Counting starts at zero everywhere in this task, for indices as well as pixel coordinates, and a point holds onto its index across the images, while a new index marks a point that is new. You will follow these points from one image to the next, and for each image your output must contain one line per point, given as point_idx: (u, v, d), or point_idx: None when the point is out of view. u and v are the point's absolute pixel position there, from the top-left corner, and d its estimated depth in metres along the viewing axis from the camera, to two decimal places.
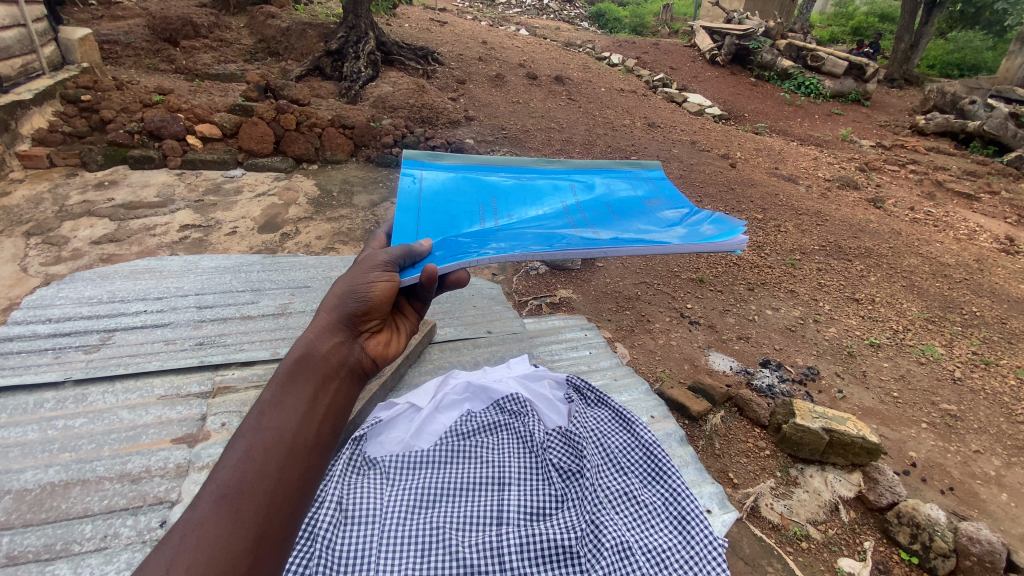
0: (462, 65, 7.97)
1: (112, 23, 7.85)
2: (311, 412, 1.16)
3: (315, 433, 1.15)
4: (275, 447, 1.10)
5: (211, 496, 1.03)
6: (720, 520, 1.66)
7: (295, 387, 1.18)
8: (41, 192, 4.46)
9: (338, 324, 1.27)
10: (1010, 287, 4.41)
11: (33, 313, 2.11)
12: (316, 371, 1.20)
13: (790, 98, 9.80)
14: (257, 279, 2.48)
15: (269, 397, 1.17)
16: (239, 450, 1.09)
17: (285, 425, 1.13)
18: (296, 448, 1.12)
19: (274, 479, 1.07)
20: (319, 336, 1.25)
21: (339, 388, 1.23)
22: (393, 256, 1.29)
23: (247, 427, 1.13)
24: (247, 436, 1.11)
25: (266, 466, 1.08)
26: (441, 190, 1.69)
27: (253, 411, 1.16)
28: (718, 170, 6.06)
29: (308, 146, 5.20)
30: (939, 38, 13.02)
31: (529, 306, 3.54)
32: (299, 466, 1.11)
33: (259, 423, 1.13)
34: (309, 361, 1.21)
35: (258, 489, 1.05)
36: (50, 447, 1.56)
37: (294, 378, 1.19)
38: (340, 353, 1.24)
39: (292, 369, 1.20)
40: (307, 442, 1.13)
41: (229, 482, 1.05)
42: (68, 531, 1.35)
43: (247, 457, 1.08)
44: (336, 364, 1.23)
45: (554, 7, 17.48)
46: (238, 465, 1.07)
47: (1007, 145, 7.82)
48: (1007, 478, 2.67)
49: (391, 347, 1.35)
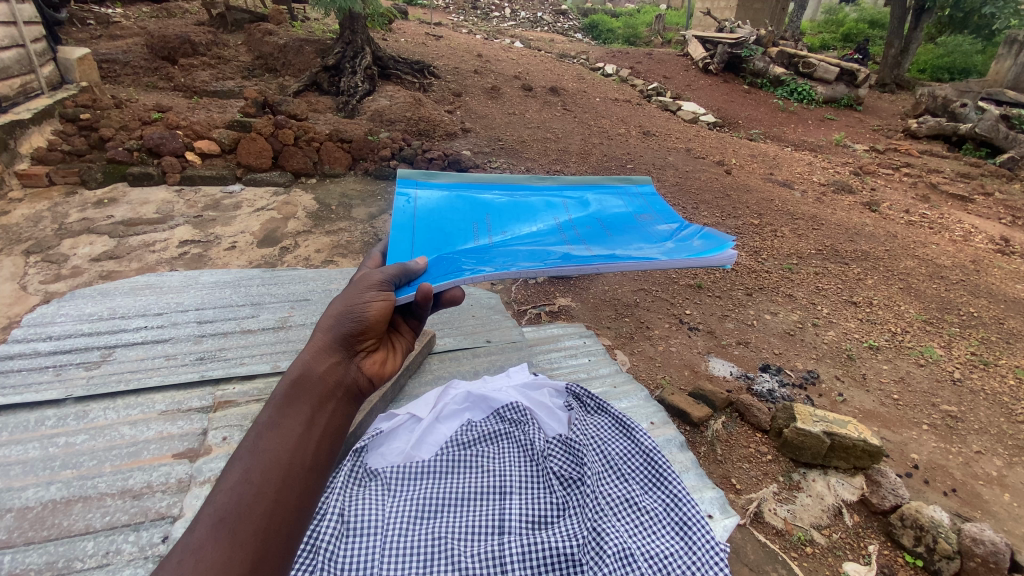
0: (458, 77, 8.06)
1: (110, 42, 7.94)
2: (309, 432, 1.17)
3: (313, 452, 1.16)
4: (272, 469, 1.11)
5: (209, 520, 1.03)
6: (721, 525, 1.66)
7: (294, 407, 1.19)
8: (41, 211, 4.48)
9: (335, 345, 1.28)
10: (1007, 288, 4.43)
11: (33, 331, 2.12)
12: (314, 391, 1.22)
13: (783, 104, 9.90)
14: (257, 293, 2.49)
15: (267, 418, 1.18)
16: (237, 472, 1.10)
17: (283, 445, 1.14)
18: (294, 469, 1.12)
19: (271, 500, 1.08)
20: (316, 357, 1.26)
21: (336, 408, 1.23)
22: (388, 276, 1.32)
23: (246, 449, 1.14)
24: (245, 458, 1.12)
25: (264, 488, 1.09)
26: (436, 208, 1.71)
27: (252, 430, 1.17)
28: (713, 177, 6.11)
29: (306, 160, 5.25)
30: (930, 43, 13.15)
31: (528, 315, 3.56)
32: (297, 486, 1.11)
33: (257, 446, 1.14)
34: (306, 383, 1.22)
35: (256, 510, 1.05)
36: (51, 465, 1.57)
37: (292, 399, 1.20)
38: (336, 374, 1.26)
39: (290, 390, 1.21)
40: (305, 463, 1.14)
41: (227, 505, 1.05)
42: (70, 549, 1.35)
43: (245, 479, 1.09)
44: (333, 384, 1.24)
45: (548, 19, 17.79)
46: (236, 489, 1.08)
47: (999, 147, 7.88)
48: (1009, 478, 2.67)
49: (387, 366, 1.37)
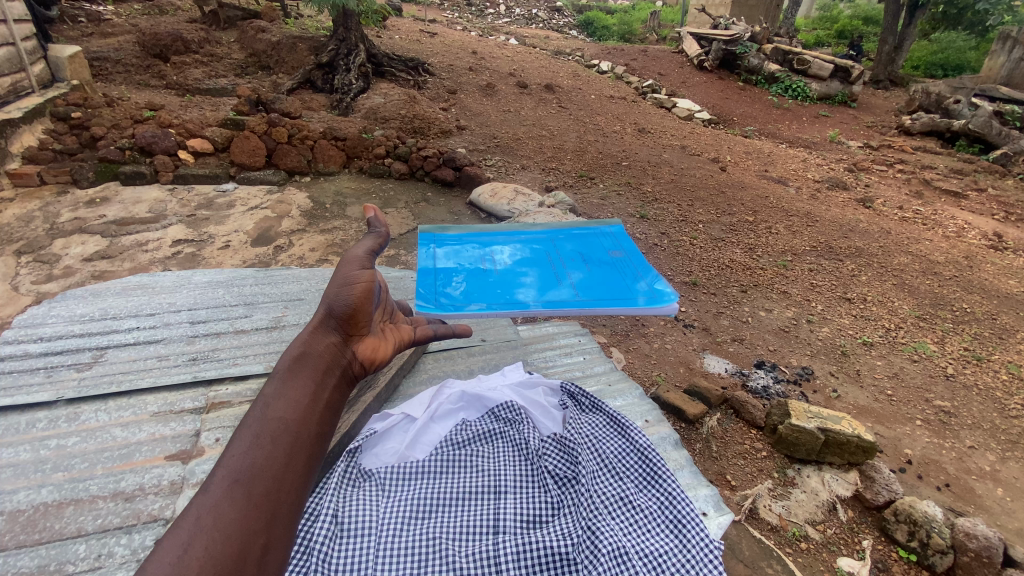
0: (452, 75, 8.03)
1: (101, 40, 7.86)
2: (311, 405, 1.36)
3: (314, 425, 1.33)
4: (281, 432, 1.29)
5: (222, 480, 1.17)
6: (716, 523, 1.63)
7: (296, 382, 1.38)
8: (32, 211, 4.44)
9: (330, 330, 1.51)
10: (1000, 284, 4.46)
11: (24, 333, 2.10)
12: (314, 367, 1.42)
13: (778, 101, 9.92)
14: (250, 293, 2.48)
15: (273, 392, 1.36)
16: (247, 439, 1.26)
17: (287, 416, 1.31)
18: (299, 437, 1.29)
19: (279, 463, 1.23)
20: (314, 341, 1.49)
21: (332, 387, 1.43)
22: (367, 274, 1.58)
23: (255, 419, 1.30)
24: (254, 426, 1.28)
25: (273, 448, 1.26)
26: (451, 253, 2.17)
27: (259, 404, 1.35)
28: (708, 174, 6.12)
29: (300, 158, 5.22)
30: (924, 39, 13.20)
31: (523, 313, 3.56)
32: (302, 447, 1.29)
33: (266, 414, 1.32)
34: (306, 360, 1.44)
35: (268, 466, 1.22)
36: (42, 467, 1.55)
37: (294, 376, 1.40)
38: (331, 353, 1.47)
39: (292, 368, 1.42)
40: (307, 434, 1.30)
41: (240, 467, 1.20)
42: (62, 552, 1.33)
43: (259, 441, 1.26)
44: (329, 362, 1.45)
45: (543, 16, 17.74)
46: (247, 453, 1.23)
47: (992, 143, 7.92)
48: (1002, 472, 2.69)
49: (377, 351, 1.58)
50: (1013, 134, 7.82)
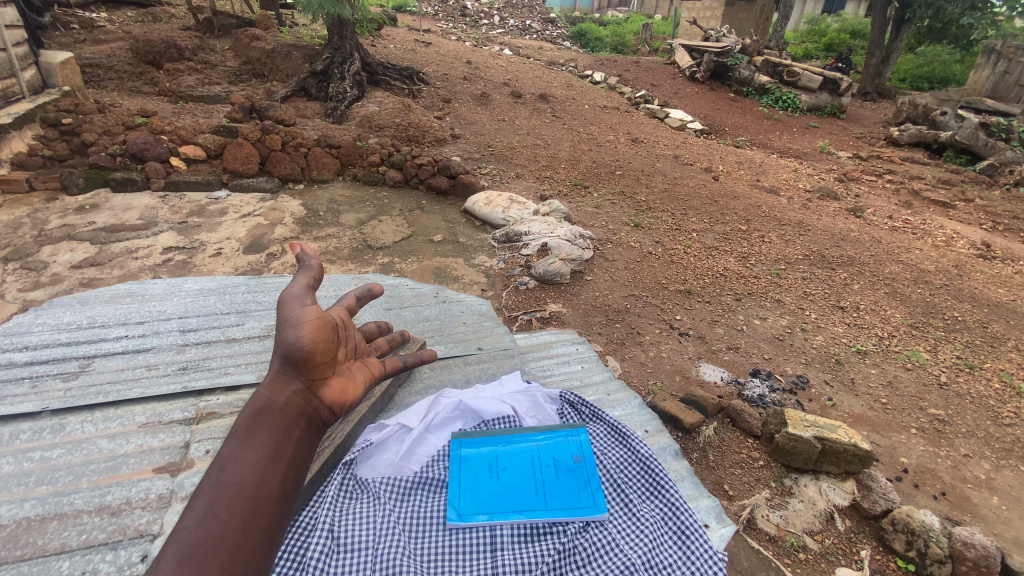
0: (447, 84, 8.07)
1: (94, 47, 7.80)
2: (274, 462, 1.24)
3: (278, 483, 1.22)
4: (239, 501, 1.15)
5: (172, 559, 1.04)
6: (717, 535, 1.61)
7: (256, 438, 1.26)
8: (19, 217, 4.36)
9: (291, 374, 1.36)
10: (989, 292, 4.50)
11: (9, 341, 2.04)
12: (277, 422, 1.29)
13: (769, 111, 10.06)
14: (242, 300, 2.44)
15: (230, 452, 1.23)
16: (199, 509, 1.12)
17: (247, 478, 1.19)
18: (260, 501, 1.17)
19: (239, 532, 1.11)
20: (275, 389, 1.33)
21: (300, 438, 1.31)
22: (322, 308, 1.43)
23: (208, 486, 1.17)
24: (208, 495, 1.15)
25: (231, 522, 1.12)
26: None
27: (214, 466, 1.21)
28: (701, 183, 6.17)
29: (294, 166, 5.19)
30: (910, 52, 13.43)
31: (518, 322, 3.55)
32: (264, 516, 1.16)
33: (221, 480, 1.18)
34: (268, 415, 1.29)
35: (224, 545, 1.09)
36: (25, 481, 1.50)
37: (254, 430, 1.27)
38: (297, 404, 1.33)
39: (252, 422, 1.28)
40: (271, 495, 1.19)
41: (192, 544, 1.07)
42: (44, 569, 1.28)
43: (211, 514, 1.12)
44: (294, 415, 1.32)
45: (537, 27, 17.91)
46: (200, 526, 1.10)
47: (978, 154, 8.05)
48: (997, 481, 2.70)
49: (348, 393, 1.46)
50: (999, 146, 7.94)
